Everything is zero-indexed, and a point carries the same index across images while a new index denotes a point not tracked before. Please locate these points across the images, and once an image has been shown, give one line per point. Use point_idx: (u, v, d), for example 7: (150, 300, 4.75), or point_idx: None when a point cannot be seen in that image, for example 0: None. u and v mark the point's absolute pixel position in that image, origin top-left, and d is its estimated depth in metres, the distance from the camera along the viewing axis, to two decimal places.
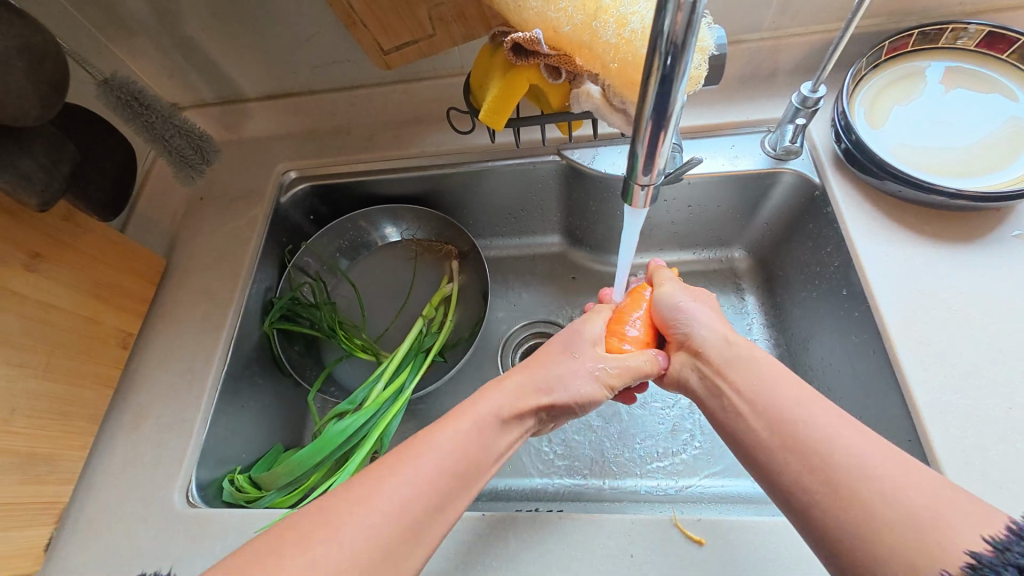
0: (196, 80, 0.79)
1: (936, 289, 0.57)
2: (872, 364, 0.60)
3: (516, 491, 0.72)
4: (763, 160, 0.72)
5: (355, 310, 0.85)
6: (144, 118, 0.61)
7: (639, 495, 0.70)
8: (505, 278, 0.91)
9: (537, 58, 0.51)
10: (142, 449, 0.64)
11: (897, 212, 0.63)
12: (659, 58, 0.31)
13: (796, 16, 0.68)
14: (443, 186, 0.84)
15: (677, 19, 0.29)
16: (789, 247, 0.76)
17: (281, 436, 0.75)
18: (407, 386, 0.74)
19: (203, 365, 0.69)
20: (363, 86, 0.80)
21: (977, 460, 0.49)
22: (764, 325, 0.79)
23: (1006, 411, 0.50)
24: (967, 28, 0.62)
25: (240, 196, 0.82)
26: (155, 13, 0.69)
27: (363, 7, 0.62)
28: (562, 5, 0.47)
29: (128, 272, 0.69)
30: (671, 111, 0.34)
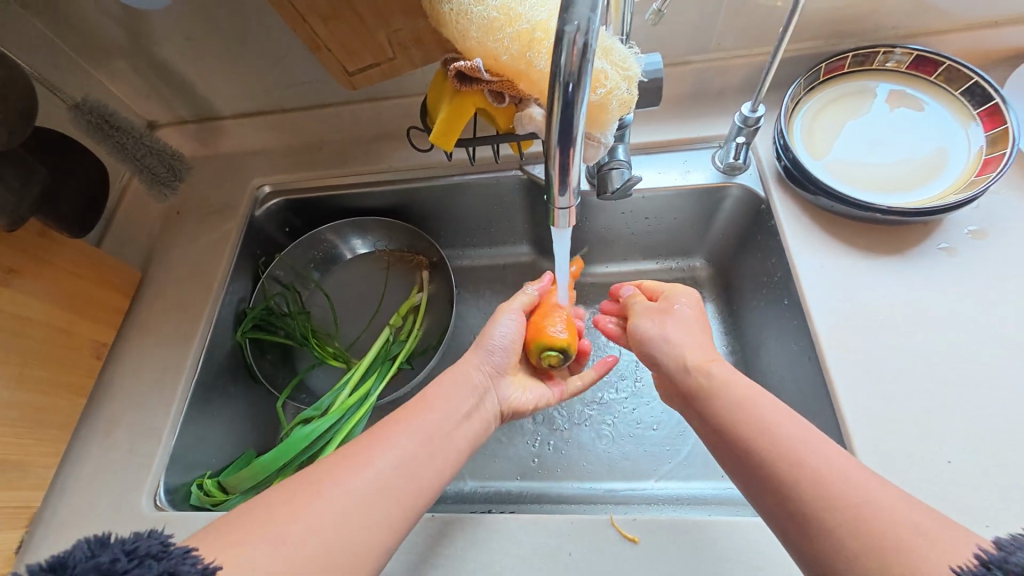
0: (173, 100, 0.83)
1: (865, 300, 0.60)
2: (808, 370, 0.63)
3: (478, 494, 0.75)
4: (714, 174, 0.75)
5: (328, 319, 0.88)
6: (116, 139, 0.65)
7: (596, 496, 0.73)
8: (475, 287, 0.94)
9: (480, 84, 0.55)
10: (114, 455, 0.67)
11: (833, 226, 0.66)
12: (560, 88, 0.34)
13: (740, 39, 0.72)
14: (412, 199, 0.87)
15: (572, 54, 0.33)
16: (742, 257, 0.79)
17: (252, 442, 0.78)
18: (372, 392, 0.77)
19: (175, 374, 0.72)
20: (333, 105, 0.84)
21: (893, 461, 0.52)
22: (722, 332, 0.82)
23: (923, 415, 0.54)
24: (895, 51, 0.66)
25: (215, 209, 0.85)
26: (130, 38, 0.73)
27: (325, 33, 0.65)
28: (499, 36, 0.50)
29: (103, 284, 0.72)
30: (575, 136, 0.36)
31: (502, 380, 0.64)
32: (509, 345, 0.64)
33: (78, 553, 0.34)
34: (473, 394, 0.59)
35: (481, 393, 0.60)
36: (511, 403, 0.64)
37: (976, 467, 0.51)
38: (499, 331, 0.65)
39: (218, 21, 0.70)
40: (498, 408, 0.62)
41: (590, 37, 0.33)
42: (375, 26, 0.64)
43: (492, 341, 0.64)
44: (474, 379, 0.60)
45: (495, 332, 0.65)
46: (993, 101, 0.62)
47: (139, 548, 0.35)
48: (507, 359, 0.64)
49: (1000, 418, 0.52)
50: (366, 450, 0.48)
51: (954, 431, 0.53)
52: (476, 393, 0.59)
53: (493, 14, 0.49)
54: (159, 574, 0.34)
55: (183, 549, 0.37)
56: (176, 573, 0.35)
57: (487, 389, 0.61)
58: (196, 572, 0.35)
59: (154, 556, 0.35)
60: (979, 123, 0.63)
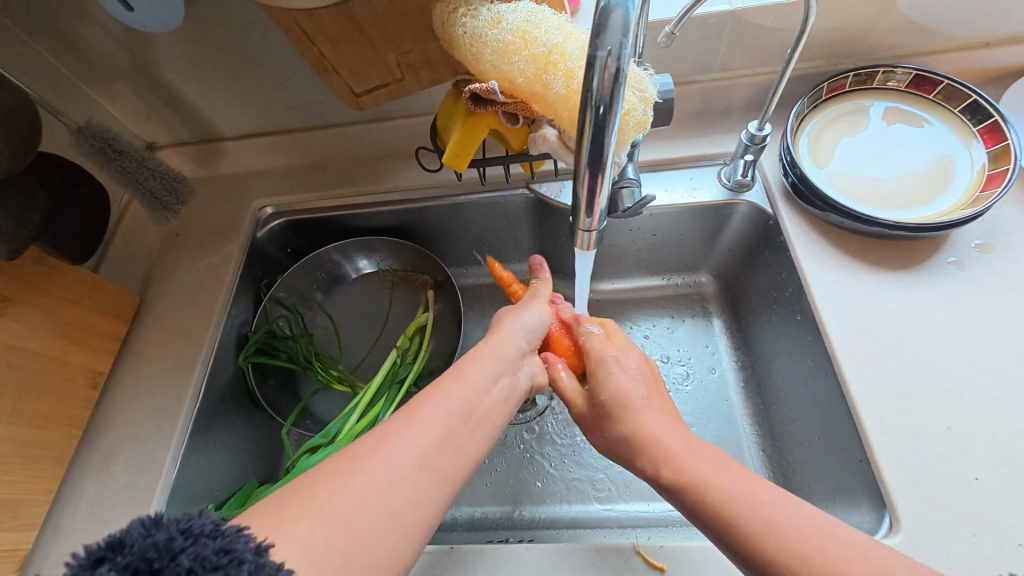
0: (173, 121, 0.82)
1: (879, 315, 0.61)
2: (825, 387, 0.62)
3: (491, 520, 0.73)
4: (720, 191, 0.75)
5: (332, 341, 0.86)
6: (118, 163, 0.63)
7: (612, 520, 0.71)
8: (481, 306, 0.93)
9: (494, 106, 0.55)
10: (111, 491, 0.64)
11: (842, 241, 0.66)
12: (591, 111, 0.34)
13: (742, 58, 0.74)
14: (417, 218, 0.86)
15: (604, 79, 0.33)
16: (750, 273, 0.80)
17: (255, 472, 0.75)
18: (381, 418, 0.75)
19: (175, 403, 0.69)
20: (337, 125, 0.83)
21: (919, 479, 0.51)
22: (732, 347, 0.82)
23: (945, 431, 0.53)
24: (896, 71, 0.68)
25: (216, 232, 0.83)
26: (133, 61, 0.72)
27: (334, 55, 0.65)
28: (515, 59, 0.50)
29: (101, 311, 0.69)
30: (605, 159, 0.36)
31: (528, 356, 0.59)
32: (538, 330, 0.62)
33: (134, 532, 0.31)
34: (506, 370, 0.55)
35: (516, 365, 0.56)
36: (541, 378, 0.60)
37: (1002, 483, 0.50)
38: (528, 314, 0.63)
39: (224, 43, 0.70)
40: (530, 382, 0.57)
41: (622, 62, 0.32)
42: (384, 47, 0.64)
43: (524, 320, 0.62)
44: (507, 353, 0.56)
45: (524, 315, 0.63)
46: (993, 118, 0.64)
47: (194, 527, 0.32)
48: (535, 337, 0.62)
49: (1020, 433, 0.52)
50: None
51: (974, 446, 0.52)
52: (510, 369, 0.55)
53: (508, 38, 0.50)
54: (214, 553, 0.31)
55: (236, 529, 0.34)
56: (231, 552, 0.32)
57: (518, 363, 0.57)
58: (249, 553, 0.32)
59: (209, 535, 0.32)
60: (980, 140, 0.65)
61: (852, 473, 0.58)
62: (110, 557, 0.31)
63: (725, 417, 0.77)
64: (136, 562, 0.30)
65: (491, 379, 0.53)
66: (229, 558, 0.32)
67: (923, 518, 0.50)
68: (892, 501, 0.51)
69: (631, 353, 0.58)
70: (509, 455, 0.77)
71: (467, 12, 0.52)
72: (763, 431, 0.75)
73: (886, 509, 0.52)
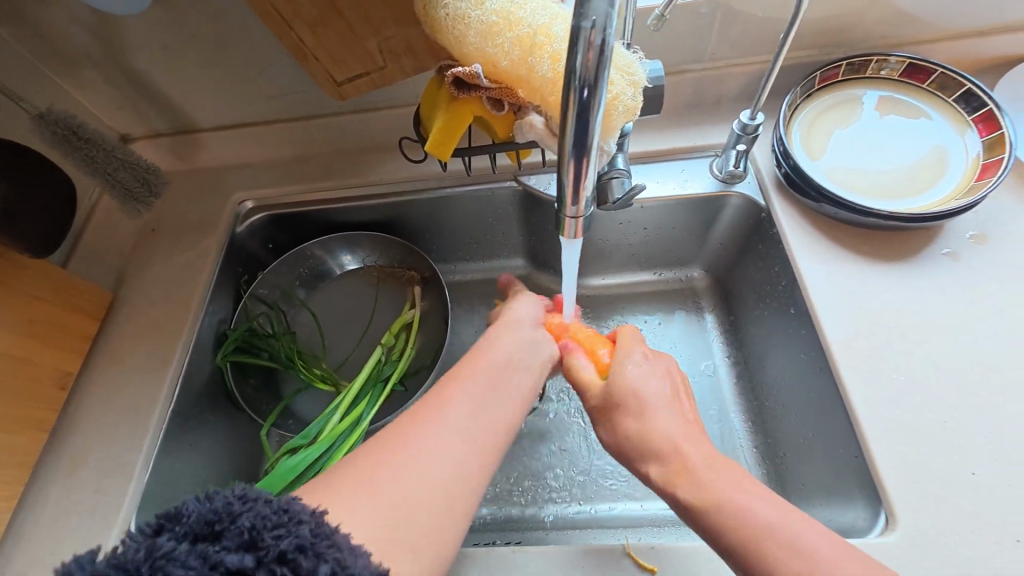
0: (148, 111, 0.79)
1: (873, 307, 0.59)
2: (819, 381, 0.61)
3: (479, 522, 0.71)
4: (712, 183, 0.74)
5: (315, 339, 0.84)
6: (84, 152, 0.61)
7: (604, 520, 0.69)
8: (469, 302, 0.91)
9: (478, 91, 0.52)
10: (78, 496, 0.61)
11: (835, 232, 0.65)
12: (575, 92, 0.32)
13: (733, 48, 0.72)
14: (403, 213, 0.84)
15: (588, 57, 0.31)
16: (742, 267, 0.78)
17: (234, 474, 0.73)
18: (364, 417, 0.72)
19: (148, 404, 0.66)
20: (319, 117, 0.81)
21: (916, 475, 0.50)
22: (723, 344, 0.81)
23: (943, 425, 0.52)
24: (889, 59, 0.66)
25: (193, 225, 0.80)
26: (101, 46, 0.69)
27: (313, 41, 0.62)
28: (498, 41, 0.48)
29: (69, 308, 0.66)
30: (590, 143, 0.34)
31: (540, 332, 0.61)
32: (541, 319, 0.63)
33: (190, 504, 0.33)
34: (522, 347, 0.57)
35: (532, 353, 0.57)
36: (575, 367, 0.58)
37: (1000, 478, 0.49)
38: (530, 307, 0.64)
39: (199, 28, 0.67)
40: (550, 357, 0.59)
41: (607, 37, 0.31)
42: (365, 33, 0.62)
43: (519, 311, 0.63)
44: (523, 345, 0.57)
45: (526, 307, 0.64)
46: (987, 107, 0.63)
47: (250, 493, 0.34)
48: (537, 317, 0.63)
49: (1016, 426, 0.51)
50: None
51: (971, 441, 0.51)
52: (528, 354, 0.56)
53: (492, 19, 0.48)
54: (273, 512, 0.33)
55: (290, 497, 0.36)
56: (290, 510, 0.34)
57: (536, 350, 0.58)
58: (305, 512, 0.34)
59: (263, 498, 0.34)
60: (975, 129, 0.64)
61: (846, 470, 0.56)
62: (167, 526, 0.32)
63: (717, 414, 0.76)
64: (193, 530, 0.32)
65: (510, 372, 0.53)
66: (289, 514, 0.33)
67: (924, 516, 0.48)
68: (888, 497, 0.50)
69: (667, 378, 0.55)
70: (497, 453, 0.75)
71: None
72: (756, 427, 0.74)
73: (882, 507, 0.50)
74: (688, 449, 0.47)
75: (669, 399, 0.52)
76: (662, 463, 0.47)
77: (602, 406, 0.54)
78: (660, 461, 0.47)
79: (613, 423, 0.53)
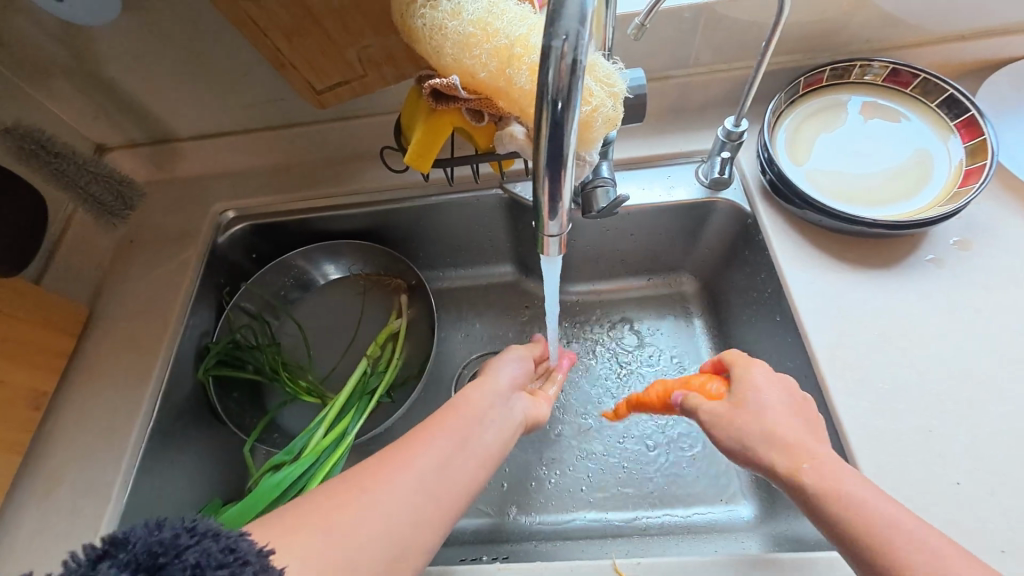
0: (123, 121, 0.77)
1: (858, 315, 0.59)
2: (806, 389, 0.61)
3: (467, 534, 0.71)
4: (698, 189, 0.73)
5: (301, 350, 0.82)
6: (54, 166, 0.62)
7: (592, 530, 0.69)
8: (458, 310, 0.90)
9: (457, 102, 0.52)
10: (54, 518, 0.60)
11: (821, 240, 0.65)
12: (548, 106, 0.32)
13: (717, 53, 0.72)
14: (388, 221, 0.83)
15: (560, 70, 0.31)
16: (730, 272, 0.78)
17: (219, 490, 0.72)
18: (350, 430, 0.71)
19: (127, 422, 0.65)
20: (300, 124, 0.79)
21: (901, 485, 0.50)
22: (712, 349, 0.80)
23: (926, 434, 0.52)
24: (872, 65, 0.66)
25: (173, 236, 0.79)
26: (73, 56, 0.67)
27: (289, 50, 0.61)
28: (476, 52, 0.47)
29: (43, 325, 0.65)
30: (566, 158, 0.33)
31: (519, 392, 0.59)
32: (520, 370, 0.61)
33: (138, 531, 0.31)
34: (496, 404, 0.55)
35: (505, 402, 0.56)
36: (532, 414, 0.59)
37: (983, 486, 0.49)
38: (506, 359, 0.62)
39: (173, 36, 0.65)
40: (524, 416, 0.57)
41: (578, 54, 0.30)
42: (343, 41, 0.61)
43: (501, 362, 0.62)
44: (498, 390, 0.57)
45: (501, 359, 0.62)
46: (970, 112, 0.63)
47: (199, 527, 0.32)
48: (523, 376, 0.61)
49: (999, 434, 0.51)
50: None
51: (956, 450, 0.51)
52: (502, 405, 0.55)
53: (469, 30, 0.47)
54: (219, 551, 0.31)
55: (239, 533, 0.33)
56: (236, 552, 0.32)
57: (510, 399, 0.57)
58: (252, 554, 0.32)
59: (212, 536, 0.32)
60: (958, 135, 0.64)
61: None
62: (113, 553, 0.30)
63: None
64: (139, 560, 0.30)
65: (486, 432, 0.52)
66: (234, 558, 0.31)
67: None
68: None
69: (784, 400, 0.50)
70: None
71: (426, 2, 0.49)
72: None
73: None
74: (816, 449, 0.45)
75: (789, 411, 0.48)
76: (784, 455, 0.45)
77: (726, 415, 0.50)
78: (783, 451, 0.45)
79: (725, 427, 0.50)
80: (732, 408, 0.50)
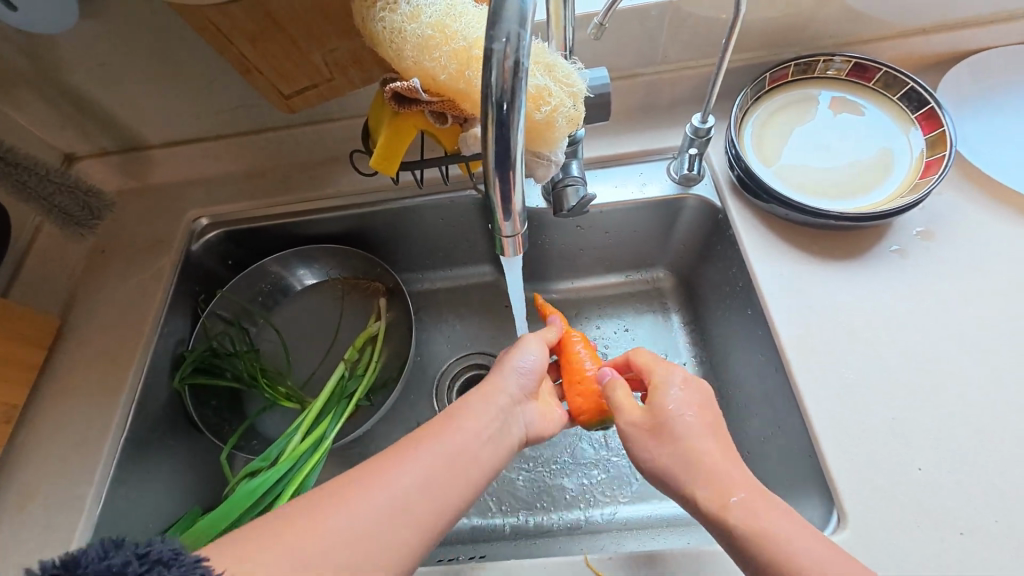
0: (92, 130, 0.76)
1: (824, 306, 0.60)
2: (776, 381, 0.62)
3: (449, 534, 0.71)
4: (670, 186, 0.74)
5: (280, 356, 0.82)
6: (17, 176, 0.61)
7: (571, 528, 0.69)
8: (437, 312, 0.90)
9: (419, 105, 0.51)
10: (27, 533, 0.59)
11: (789, 233, 0.66)
12: (493, 107, 0.32)
13: (684, 50, 0.72)
14: (365, 224, 0.82)
15: (503, 72, 0.31)
16: (704, 267, 0.79)
17: (198, 499, 0.71)
18: (328, 435, 0.71)
19: (100, 434, 0.65)
20: (272, 129, 0.79)
21: (865, 472, 0.51)
22: (689, 344, 0.81)
23: (890, 421, 0.53)
24: (835, 59, 0.67)
25: (146, 245, 0.78)
26: (36, 66, 0.66)
27: (255, 56, 0.61)
28: (436, 55, 0.47)
29: (11, 338, 0.64)
30: (514, 158, 0.34)
31: (524, 405, 0.56)
32: (533, 376, 0.58)
33: (91, 553, 0.33)
34: (500, 420, 0.53)
35: (507, 419, 0.53)
36: (535, 429, 0.57)
37: (944, 470, 0.50)
38: (523, 358, 0.58)
39: (137, 44, 0.65)
40: (523, 432, 0.55)
41: (520, 55, 0.31)
42: (309, 46, 0.61)
43: (517, 363, 0.58)
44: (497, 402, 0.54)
45: (517, 359, 0.58)
46: (929, 105, 0.64)
47: (151, 552, 0.34)
48: (534, 382, 0.58)
49: (960, 420, 0.53)
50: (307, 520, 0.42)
51: (919, 436, 0.52)
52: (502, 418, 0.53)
53: (428, 33, 0.47)
54: None
55: (194, 559, 0.36)
56: None
57: (512, 414, 0.54)
58: None
59: (165, 562, 0.34)
60: (918, 127, 0.65)
61: (803, 468, 0.57)
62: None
63: None
64: None
65: (483, 429, 0.51)
66: None
67: (872, 513, 0.49)
68: (839, 494, 0.50)
69: (700, 405, 0.50)
70: None
71: (385, 5, 0.49)
72: None
73: (833, 504, 0.51)
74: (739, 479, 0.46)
75: (704, 428, 0.49)
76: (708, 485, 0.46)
77: (645, 430, 0.50)
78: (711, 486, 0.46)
79: (649, 443, 0.50)
80: (656, 420, 0.50)
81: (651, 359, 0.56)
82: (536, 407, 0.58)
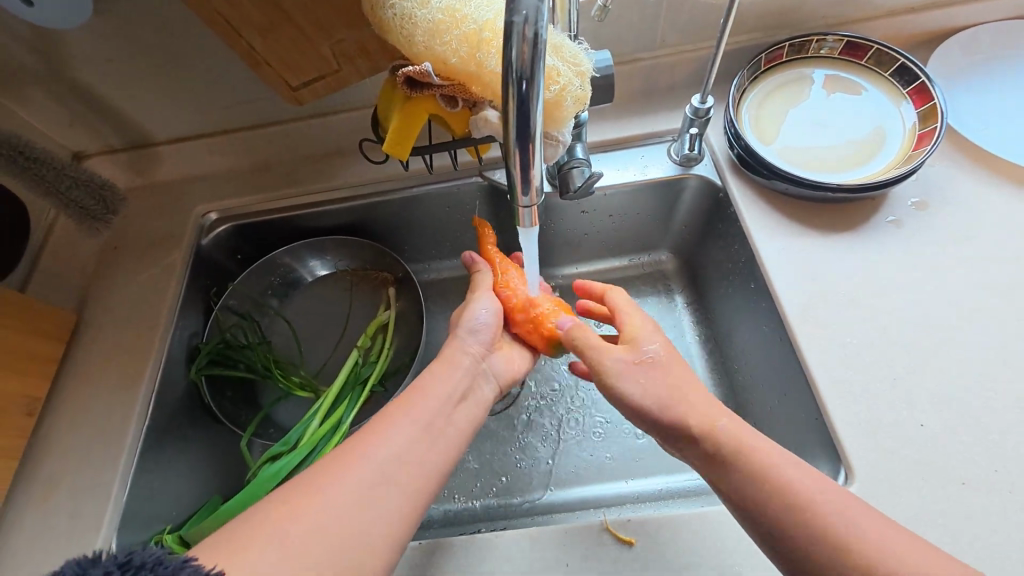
0: (101, 127, 0.77)
1: (825, 277, 0.62)
2: (781, 352, 0.64)
3: (466, 513, 0.73)
4: (671, 167, 0.76)
5: (292, 347, 0.83)
6: (34, 171, 0.66)
7: (585, 503, 0.71)
8: (445, 300, 0.92)
9: (431, 89, 0.53)
10: (54, 521, 0.60)
11: (788, 208, 0.68)
12: (514, 84, 0.34)
13: (682, 35, 0.74)
14: (371, 214, 0.84)
15: (523, 50, 0.33)
16: (706, 247, 0.80)
17: (219, 487, 0.73)
18: (344, 420, 0.73)
19: (121, 424, 0.66)
20: (278, 123, 0.80)
21: (870, 431, 0.53)
22: (692, 322, 0.83)
23: (892, 382, 0.55)
24: (828, 39, 0.69)
25: (157, 240, 0.79)
26: (47, 64, 0.67)
27: (263, 47, 0.62)
28: (446, 39, 0.49)
29: (31, 331, 0.65)
30: (533, 132, 0.36)
31: (486, 366, 0.62)
32: (490, 331, 0.63)
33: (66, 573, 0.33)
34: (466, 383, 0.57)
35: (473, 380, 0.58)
36: (505, 375, 0.63)
37: (944, 427, 0.53)
38: (476, 314, 0.63)
39: (146, 39, 0.66)
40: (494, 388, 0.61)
41: (539, 31, 0.33)
42: (316, 37, 0.62)
43: (472, 320, 0.63)
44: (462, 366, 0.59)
45: (472, 316, 0.63)
46: (920, 80, 0.66)
47: (134, 559, 0.34)
48: (493, 334, 0.63)
49: (959, 379, 0.55)
50: (337, 489, 0.44)
51: (921, 397, 0.54)
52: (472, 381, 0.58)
53: (438, 17, 0.49)
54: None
55: (183, 559, 0.36)
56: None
57: (479, 374, 0.60)
58: None
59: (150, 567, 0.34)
60: (910, 102, 0.67)
61: (810, 433, 0.59)
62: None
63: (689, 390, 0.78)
64: None
65: (454, 393, 0.56)
66: None
67: (878, 469, 0.51)
68: (845, 453, 0.53)
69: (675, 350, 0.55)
70: (482, 447, 0.76)
71: None
72: (726, 398, 0.76)
73: (840, 462, 0.53)
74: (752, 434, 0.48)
75: (681, 364, 0.54)
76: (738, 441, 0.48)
77: (629, 365, 0.54)
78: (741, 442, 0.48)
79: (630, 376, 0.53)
80: (635, 355, 0.54)
81: (628, 305, 0.60)
82: (501, 356, 0.64)
